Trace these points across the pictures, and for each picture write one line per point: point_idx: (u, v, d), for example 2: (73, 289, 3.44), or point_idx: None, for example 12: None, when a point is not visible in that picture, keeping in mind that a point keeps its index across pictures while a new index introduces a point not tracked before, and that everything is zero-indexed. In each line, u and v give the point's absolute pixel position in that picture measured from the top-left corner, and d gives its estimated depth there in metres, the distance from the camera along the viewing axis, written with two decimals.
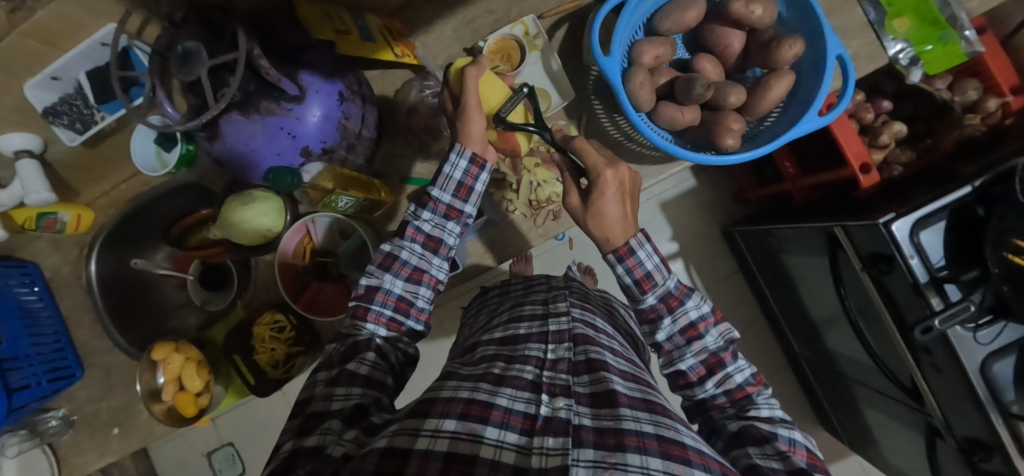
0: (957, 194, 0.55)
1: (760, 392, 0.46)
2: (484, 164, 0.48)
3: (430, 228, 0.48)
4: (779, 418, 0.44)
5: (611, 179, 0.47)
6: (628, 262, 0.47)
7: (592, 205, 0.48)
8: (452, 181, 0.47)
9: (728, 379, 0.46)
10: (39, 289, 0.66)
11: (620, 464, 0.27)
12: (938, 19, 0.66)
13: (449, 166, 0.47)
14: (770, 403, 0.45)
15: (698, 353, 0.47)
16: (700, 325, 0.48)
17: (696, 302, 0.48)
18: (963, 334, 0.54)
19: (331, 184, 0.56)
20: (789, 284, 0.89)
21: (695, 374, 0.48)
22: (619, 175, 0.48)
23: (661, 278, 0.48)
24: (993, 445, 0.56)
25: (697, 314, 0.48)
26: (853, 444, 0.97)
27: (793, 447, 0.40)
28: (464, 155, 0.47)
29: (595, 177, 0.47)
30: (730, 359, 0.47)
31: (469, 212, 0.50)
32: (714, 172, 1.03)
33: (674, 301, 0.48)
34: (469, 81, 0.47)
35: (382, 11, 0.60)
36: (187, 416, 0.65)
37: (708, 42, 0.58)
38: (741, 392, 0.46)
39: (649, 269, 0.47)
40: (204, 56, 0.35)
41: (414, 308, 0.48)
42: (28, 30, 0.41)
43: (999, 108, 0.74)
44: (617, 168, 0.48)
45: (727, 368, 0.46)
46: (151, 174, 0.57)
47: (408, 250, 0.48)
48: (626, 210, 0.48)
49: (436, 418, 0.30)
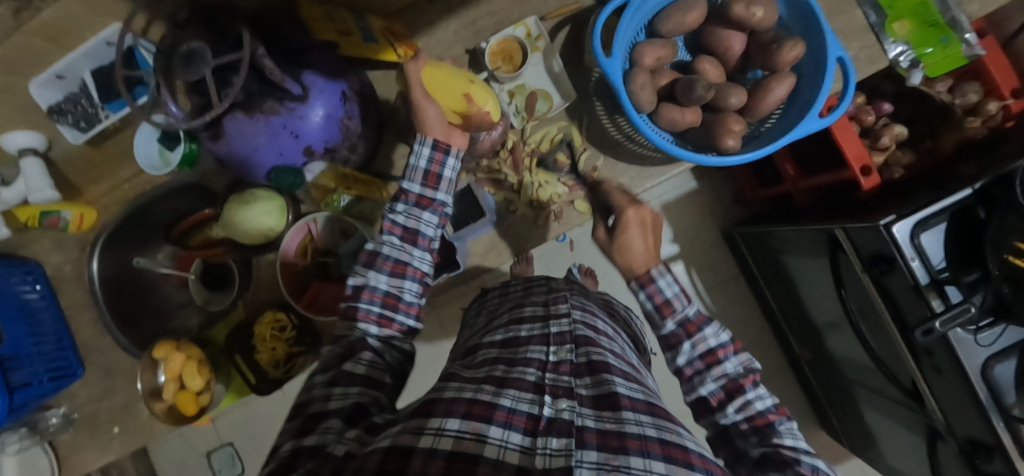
0: (958, 197, 0.55)
1: (782, 421, 0.44)
2: (448, 149, 0.50)
3: (405, 220, 0.48)
4: (803, 448, 0.41)
5: (633, 216, 0.55)
6: (649, 288, 0.50)
7: (617, 239, 0.54)
8: (419, 170, 0.49)
9: (749, 405, 0.44)
10: (41, 287, 0.66)
11: (623, 467, 0.27)
12: (938, 22, 0.66)
13: (413, 157, 0.48)
14: (792, 433, 0.43)
15: (717, 378, 0.46)
16: (720, 351, 0.46)
17: (715, 330, 0.47)
18: (965, 336, 0.54)
19: (333, 183, 0.58)
20: (790, 287, 0.89)
21: (716, 399, 0.46)
22: (641, 213, 0.55)
23: (681, 305, 0.48)
24: (994, 449, 0.56)
25: (715, 342, 0.47)
26: (855, 449, 0.97)
27: (817, 474, 0.39)
28: (425, 143, 0.49)
29: (622, 214, 0.56)
30: (750, 385, 0.45)
31: (443, 199, 0.50)
32: (714, 174, 1.03)
33: (694, 327, 0.47)
34: (410, 76, 0.47)
35: (385, 12, 0.61)
36: (188, 415, 0.65)
37: (709, 44, 0.58)
38: (762, 419, 0.44)
39: (669, 296, 0.49)
40: (209, 55, 0.36)
41: (402, 303, 0.47)
42: (34, 30, 0.41)
43: (1000, 110, 0.74)
44: (639, 208, 0.56)
45: (747, 394, 0.45)
46: (154, 172, 0.58)
47: (387, 245, 0.47)
48: (648, 243, 0.53)
49: (440, 417, 0.30)
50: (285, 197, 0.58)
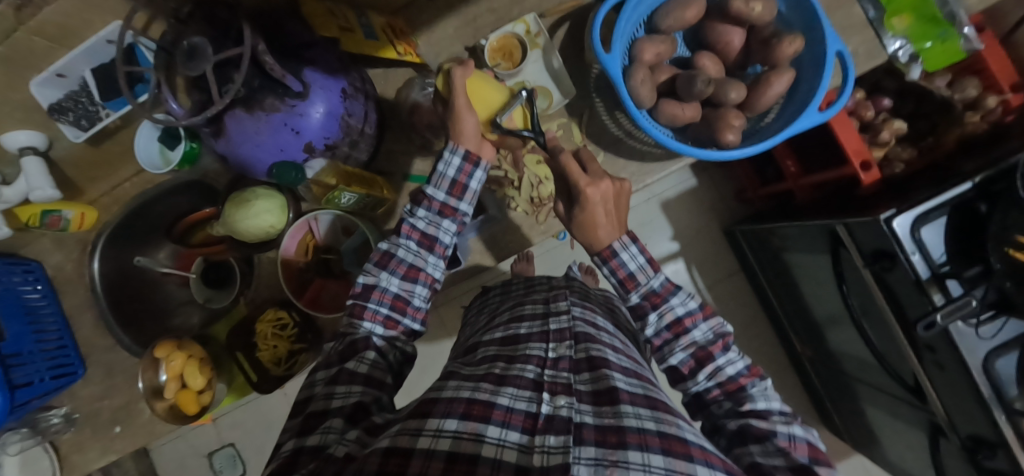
0: (957, 191, 0.55)
1: (755, 384, 0.45)
2: (477, 162, 0.48)
3: (425, 225, 0.48)
4: (776, 411, 0.43)
5: (593, 194, 0.49)
6: (612, 263, 0.49)
7: (577, 217, 0.50)
8: (446, 179, 0.48)
9: (719, 371, 0.46)
10: (42, 287, 0.66)
11: (622, 462, 0.27)
12: (938, 17, 0.67)
13: (443, 164, 0.47)
14: (764, 393, 0.44)
15: (686, 347, 0.47)
16: (687, 320, 0.48)
17: (682, 299, 0.48)
18: (966, 330, 0.54)
19: (335, 180, 0.55)
20: (790, 283, 0.89)
21: (686, 367, 0.48)
22: (602, 189, 0.49)
23: (645, 278, 0.49)
24: (997, 444, 0.56)
25: (683, 310, 0.48)
26: (857, 445, 0.97)
27: (793, 442, 0.40)
28: (457, 153, 0.47)
29: (579, 193, 0.49)
30: (719, 351, 0.47)
31: (465, 210, 0.50)
32: (714, 172, 1.03)
33: (659, 298, 0.49)
34: (456, 81, 0.46)
35: (385, 10, 0.61)
36: (190, 415, 0.64)
37: (708, 40, 0.59)
38: (733, 384, 0.45)
39: (632, 269, 0.49)
40: (209, 51, 0.36)
41: (411, 307, 0.47)
42: (35, 29, 0.41)
43: (1000, 105, 0.74)
44: (598, 183, 0.49)
45: (716, 360, 0.46)
46: (155, 172, 0.58)
47: (404, 248, 0.47)
48: (612, 218, 0.50)
49: (437, 418, 0.30)
50: (285, 195, 0.58)
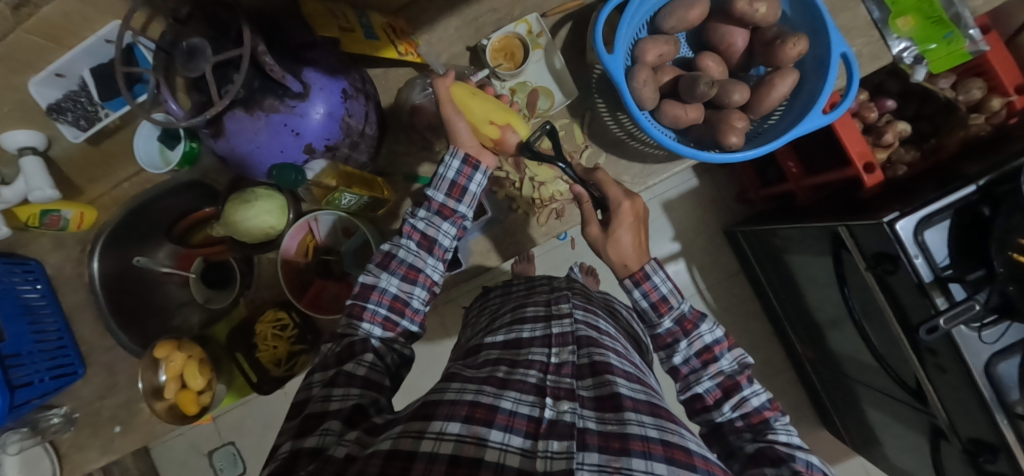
0: (963, 193, 0.55)
1: (777, 417, 0.45)
2: (477, 165, 0.48)
3: (425, 226, 0.48)
4: (796, 444, 0.43)
5: (628, 209, 0.52)
6: (644, 286, 0.50)
7: (610, 231, 0.52)
8: (446, 180, 0.48)
9: (745, 403, 0.46)
10: (42, 286, 0.66)
11: (625, 469, 0.27)
12: (942, 18, 0.66)
13: (443, 166, 0.48)
14: (787, 428, 0.44)
15: (714, 375, 0.48)
16: (716, 348, 0.49)
17: (709, 326, 0.49)
18: (970, 334, 0.54)
19: (335, 181, 0.55)
20: (793, 285, 0.89)
21: (712, 397, 0.48)
22: (636, 207, 0.53)
23: (676, 302, 0.50)
24: (999, 447, 0.56)
25: (711, 338, 0.49)
26: (857, 447, 0.97)
27: (810, 469, 0.39)
28: (456, 156, 0.48)
29: (614, 208, 0.52)
30: (746, 381, 0.47)
31: (464, 212, 0.50)
32: (716, 172, 1.03)
33: (689, 324, 0.49)
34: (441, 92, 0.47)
35: (386, 10, 0.60)
36: (190, 415, 0.64)
37: (711, 41, 0.58)
38: (758, 416, 0.45)
39: (664, 293, 0.50)
40: (209, 52, 0.35)
41: (409, 308, 0.47)
42: (32, 28, 0.40)
43: (1004, 107, 0.74)
44: (634, 199, 0.53)
45: (743, 391, 0.46)
46: (154, 171, 0.57)
47: (404, 249, 0.48)
48: (639, 239, 0.52)
49: (441, 421, 0.29)
50: (284, 195, 0.57)
